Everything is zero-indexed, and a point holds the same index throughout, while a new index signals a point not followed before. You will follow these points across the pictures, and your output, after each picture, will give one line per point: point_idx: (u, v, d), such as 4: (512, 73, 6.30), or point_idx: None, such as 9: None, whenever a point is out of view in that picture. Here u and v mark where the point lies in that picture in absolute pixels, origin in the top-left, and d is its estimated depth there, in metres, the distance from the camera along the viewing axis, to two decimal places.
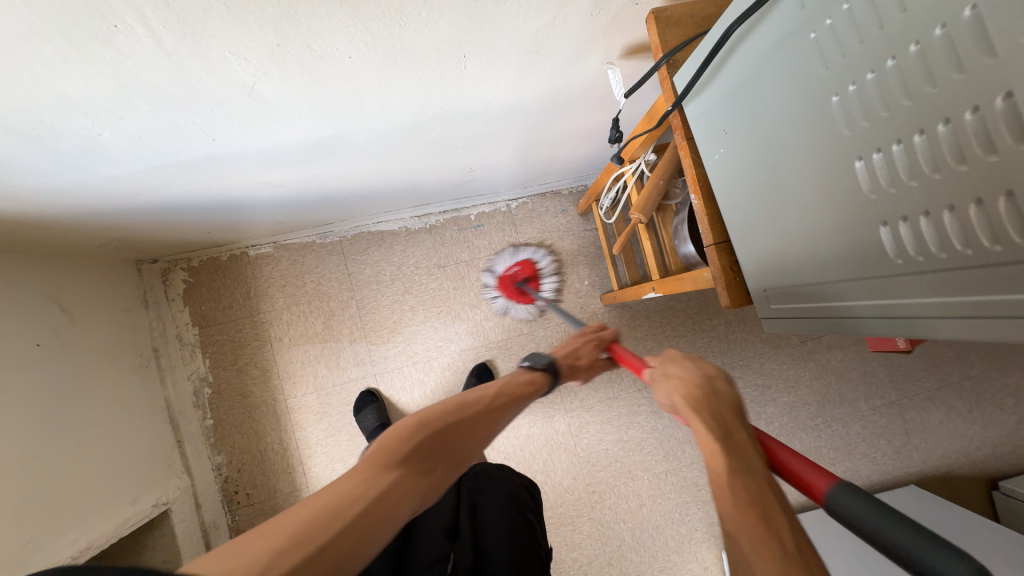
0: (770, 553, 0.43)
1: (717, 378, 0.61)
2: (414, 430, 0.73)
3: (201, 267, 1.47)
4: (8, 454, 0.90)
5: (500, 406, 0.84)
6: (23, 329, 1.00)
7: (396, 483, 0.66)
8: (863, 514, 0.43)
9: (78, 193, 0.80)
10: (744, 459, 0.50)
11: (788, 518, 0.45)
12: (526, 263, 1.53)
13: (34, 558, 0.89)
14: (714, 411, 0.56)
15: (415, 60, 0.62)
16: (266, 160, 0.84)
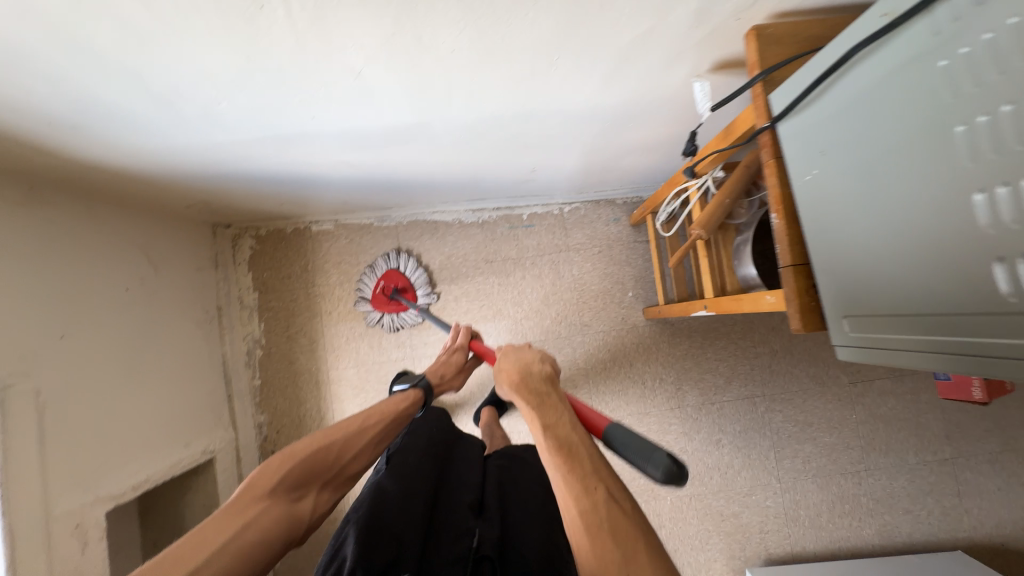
0: (573, 481, 0.61)
1: (534, 362, 0.79)
2: (280, 465, 0.79)
3: (267, 236, 1.57)
4: (88, 384, 0.99)
5: (369, 429, 0.94)
6: (114, 274, 1.10)
7: (264, 511, 0.73)
8: (626, 438, 0.70)
9: (183, 155, 0.88)
10: (555, 416, 0.69)
11: (589, 452, 0.65)
12: (390, 274, 1.51)
13: (98, 483, 0.98)
14: (535, 385, 0.74)
15: (510, 58, 0.64)
16: (350, 142, 0.89)
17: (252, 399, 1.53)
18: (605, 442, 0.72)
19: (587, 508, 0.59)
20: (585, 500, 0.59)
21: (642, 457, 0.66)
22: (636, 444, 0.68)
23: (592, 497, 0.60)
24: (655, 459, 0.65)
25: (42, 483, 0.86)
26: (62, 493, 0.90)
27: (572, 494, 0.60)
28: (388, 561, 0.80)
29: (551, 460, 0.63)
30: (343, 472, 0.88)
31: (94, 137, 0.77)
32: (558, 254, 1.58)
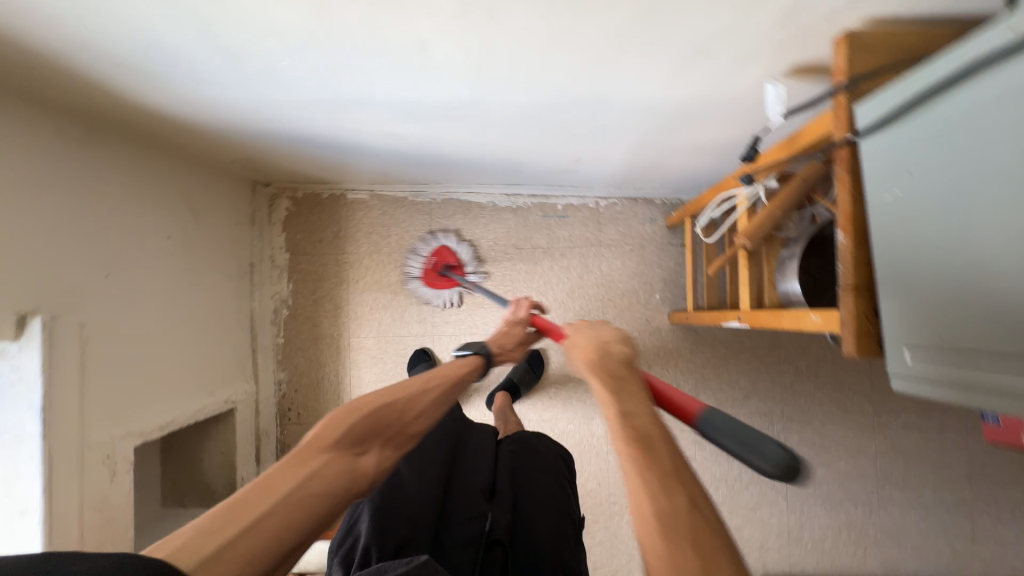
0: (651, 475, 0.55)
1: (612, 345, 0.75)
2: (344, 418, 0.74)
3: (303, 199, 1.58)
4: (127, 324, 1.03)
5: (431, 391, 0.89)
6: (158, 220, 1.13)
7: (329, 463, 0.67)
8: (725, 427, 0.62)
9: (237, 110, 0.89)
10: (634, 402, 0.64)
11: (668, 447, 0.58)
12: (442, 250, 1.53)
13: (130, 419, 1.02)
14: (612, 368, 0.70)
15: (581, 40, 0.62)
16: (402, 113, 0.88)
17: (274, 356, 1.57)
18: (699, 429, 0.66)
19: (667, 509, 0.52)
20: (664, 499, 0.53)
21: (752, 449, 0.59)
22: (746, 433, 0.60)
23: (671, 498, 0.53)
24: (771, 452, 0.58)
25: (81, 413, 0.90)
26: (98, 425, 0.94)
27: (650, 492, 0.53)
28: (399, 542, 0.86)
29: (630, 447, 0.58)
30: (407, 431, 0.82)
31: (155, 82, 0.77)
32: (589, 247, 1.56)
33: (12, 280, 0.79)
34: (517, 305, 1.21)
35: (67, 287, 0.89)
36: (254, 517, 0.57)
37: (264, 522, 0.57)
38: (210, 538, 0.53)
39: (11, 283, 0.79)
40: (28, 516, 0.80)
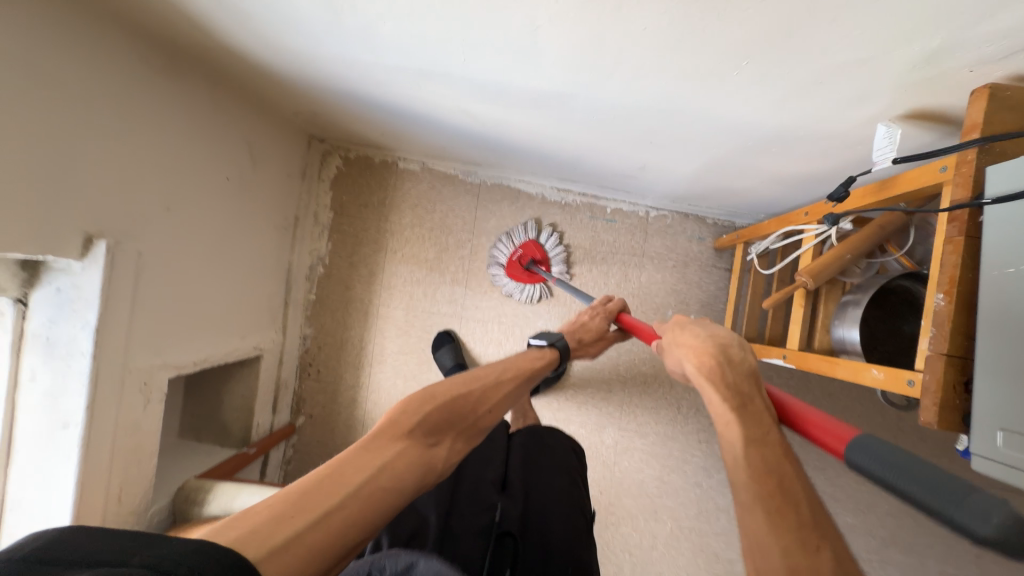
0: (787, 519, 0.54)
1: (731, 353, 0.73)
2: (422, 407, 0.81)
3: (355, 161, 1.58)
4: (179, 258, 1.04)
5: (500, 387, 0.96)
6: (222, 161, 1.14)
7: (404, 452, 0.73)
8: (895, 455, 0.52)
9: (319, 64, 0.87)
10: (760, 431, 0.63)
11: (800, 489, 0.57)
12: (531, 244, 1.50)
13: (168, 351, 1.05)
14: (735, 384, 0.68)
15: (700, 48, 0.59)
16: (484, 92, 0.86)
17: (303, 311, 1.58)
18: (861, 454, 0.56)
19: (800, 563, 0.51)
20: (800, 554, 0.51)
21: (952, 502, 0.46)
22: (941, 479, 0.48)
23: (810, 555, 0.51)
24: (987, 507, 0.44)
25: (129, 338, 0.92)
26: (141, 352, 0.97)
27: (782, 541, 0.53)
28: (410, 529, 0.91)
29: (759, 483, 0.58)
30: (476, 424, 0.89)
31: (249, 26, 0.76)
32: (632, 256, 1.53)
33: (86, 199, 0.81)
34: (610, 298, 1.24)
35: (132, 215, 0.91)
36: (325, 507, 0.58)
37: (344, 507, 0.60)
38: (278, 527, 0.54)
39: (83, 202, 0.80)
40: (71, 428, 0.83)
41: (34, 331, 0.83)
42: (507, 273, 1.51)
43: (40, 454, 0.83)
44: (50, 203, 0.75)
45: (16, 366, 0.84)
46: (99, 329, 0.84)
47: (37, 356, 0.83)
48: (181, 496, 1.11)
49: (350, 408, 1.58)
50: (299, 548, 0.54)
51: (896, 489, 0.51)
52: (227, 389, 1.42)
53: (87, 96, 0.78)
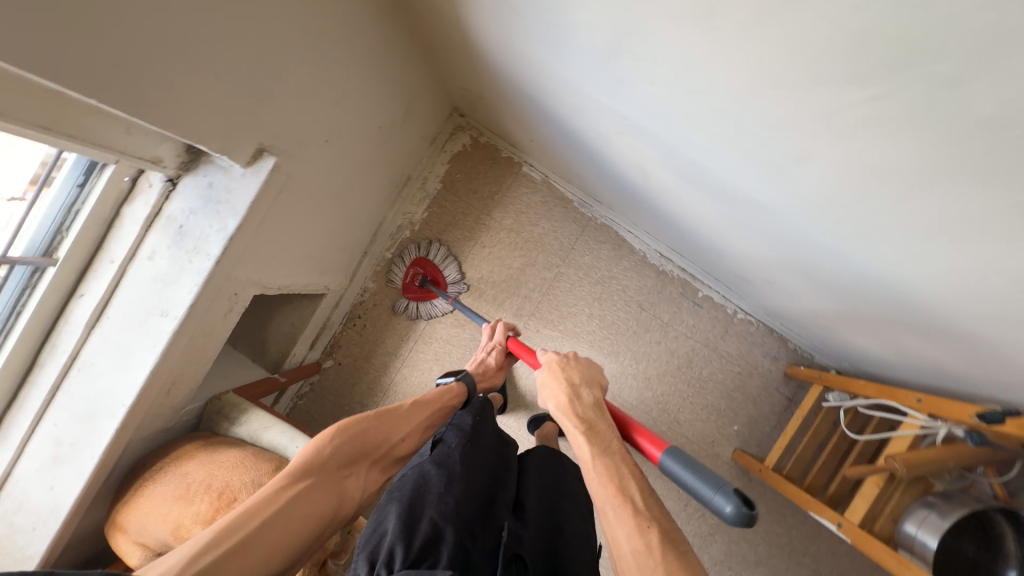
0: (625, 515, 0.58)
1: (593, 385, 0.78)
2: (329, 445, 0.82)
3: (483, 146, 1.57)
4: (316, 189, 1.03)
5: (416, 416, 0.96)
6: (383, 109, 1.12)
7: (314, 489, 0.77)
8: (681, 473, 0.64)
9: (535, 75, 0.87)
10: (606, 444, 0.68)
11: (637, 483, 0.62)
12: (417, 263, 1.53)
13: (266, 270, 1.04)
14: (585, 411, 0.73)
15: (947, 254, 0.56)
16: (683, 169, 0.85)
17: (375, 264, 1.58)
18: (669, 471, 0.66)
19: (643, 546, 0.55)
20: (639, 539, 0.56)
21: (715, 487, 0.59)
22: (709, 473, 0.62)
23: (645, 537, 0.56)
24: (733, 492, 0.57)
25: (244, 250, 0.91)
26: (245, 266, 0.95)
27: (624, 530, 0.57)
28: (426, 541, 0.74)
29: (606, 486, 0.62)
30: (388, 453, 0.90)
31: (509, 23, 0.75)
32: (703, 347, 1.51)
33: (264, 109, 0.79)
34: (494, 327, 1.23)
35: (298, 136, 0.89)
36: (238, 543, 0.66)
37: (243, 551, 0.66)
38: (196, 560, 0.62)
39: (265, 107, 0.79)
40: (167, 318, 0.82)
41: (170, 215, 0.82)
42: (407, 296, 1.55)
43: (130, 331, 0.83)
44: (231, 105, 0.73)
45: (140, 241, 0.83)
46: (232, 236, 0.82)
47: (164, 238, 0.82)
48: (216, 404, 1.10)
49: (378, 372, 1.57)
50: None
51: (682, 483, 0.64)
52: (282, 310, 1.42)
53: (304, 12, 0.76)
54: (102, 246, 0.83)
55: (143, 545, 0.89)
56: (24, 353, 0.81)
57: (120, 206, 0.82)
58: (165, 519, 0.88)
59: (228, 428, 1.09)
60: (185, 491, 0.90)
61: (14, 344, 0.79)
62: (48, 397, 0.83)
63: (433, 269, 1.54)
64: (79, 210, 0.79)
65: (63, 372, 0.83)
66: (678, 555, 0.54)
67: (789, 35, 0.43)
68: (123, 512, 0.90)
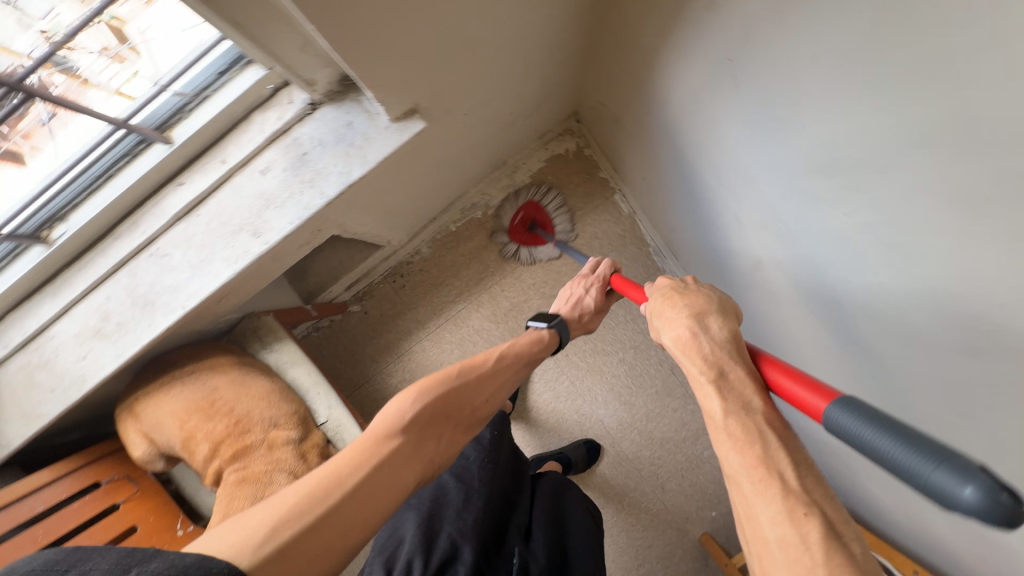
0: (769, 497, 0.41)
1: (719, 319, 0.58)
2: (414, 400, 0.63)
3: (585, 158, 1.54)
4: (432, 155, 0.99)
5: (505, 373, 0.79)
6: (520, 99, 1.07)
7: (402, 457, 0.57)
8: (864, 431, 0.41)
9: (702, 138, 0.84)
10: (742, 399, 0.49)
11: (786, 450, 0.44)
12: (531, 205, 1.48)
13: (352, 215, 0.99)
14: (711, 349, 0.54)
15: None
16: (798, 294, 0.83)
17: (436, 232, 1.55)
18: (845, 430, 0.43)
19: (797, 539, 0.39)
20: (790, 526, 0.39)
21: (939, 460, 0.36)
22: (921, 441, 0.38)
23: (800, 528, 0.39)
24: (976, 469, 0.34)
25: (350, 196, 0.87)
26: (340, 208, 0.91)
27: (766, 511, 0.41)
28: (443, 560, 0.70)
29: (742, 452, 0.45)
30: (474, 414, 0.72)
31: (714, 87, 0.72)
32: None
33: (428, 76, 0.74)
34: (598, 263, 1.05)
35: (448, 104, 0.84)
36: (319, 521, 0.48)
37: (324, 530, 0.48)
38: (271, 539, 0.45)
39: (437, 72, 0.74)
40: (257, 241, 0.79)
41: (297, 138, 0.77)
42: (511, 237, 1.50)
43: (215, 238, 0.79)
44: (401, 68, 0.68)
45: (257, 152, 0.78)
46: (351, 185, 0.79)
47: (282, 158, 0.78)
48: (252, 322, 1.09)
49: (400, 335, 1.53)
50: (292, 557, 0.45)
51: (867, 448, 0.41)
52: (341, 244, 1.45)
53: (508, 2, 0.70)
54: (216, 144, 0.78)
55: (150, 440, 0.90)
56: (106, 220, 0.78)
57: (250, 110, 0.77)
58: (181, 426, 0.88)
59: (259, 350, 1.08)
60: (207, 406, 0.89)
61: (101, 209, 0.76)
62: (110, 271, 0.80)
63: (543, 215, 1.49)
64: (207, 99, 0.75)
65: (133, 252, 0.79)
66: (849, 557, 0.37)
67: (1013, 281, 0.42)
68: (142, 401, 0.90)
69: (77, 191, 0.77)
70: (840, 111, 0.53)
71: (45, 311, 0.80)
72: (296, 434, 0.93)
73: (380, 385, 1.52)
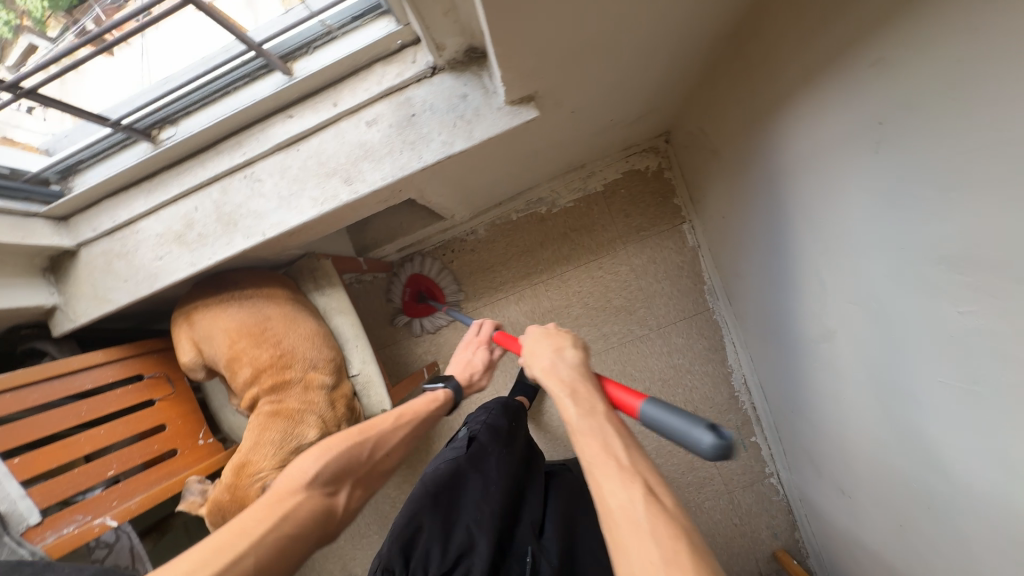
0: (608, 471, 0.48)
1: (570, 349, 0.66)
2: (314, 458, 0.66)
3: (663, 180, 1.50)
4: (526, 144, 0.97)
5: (405, 434, 0.79)
6: (623, 108, 1.05)
7: (302, 515, 0.60)
8: (658, 419, 0.53)
9: (812, 194, 0.80)
10: (590, 405, 0.57)
11: (621, 437, 0.52)
12: (413, 280, 1.51)
13: (433, 184, 0.99)
14: (567, 373, 0.61)
15: None
16: (871, 376, 0.79)
17: (496, 217, 1.54)
18: (648, 423, 0.55)
19: (628, 501, 0.46)
20: (625, 492, 0.46)
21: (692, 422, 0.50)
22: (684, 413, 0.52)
23: (629, 489, 0.46)
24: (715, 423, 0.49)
25: (441, 166, 0.87)
26: (427, 175, 0.91)
27: (610, 484, 0.47)
28: (460, 552, 0.72)
29: (590, 444, 0.51)
30: (377, 470, 0.74)
31: (848, 147, 0.68)
32: (723, 484, 1.46)
33: (555, 69, 0.72)
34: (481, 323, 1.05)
35: (561, 98, 0.82)
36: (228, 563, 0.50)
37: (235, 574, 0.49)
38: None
39: (564, 65, 0.72)
40: (347, 188, 0.80)
41: (410, 98, 0.77)
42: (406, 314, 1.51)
43: (309, 176, 0.80)
44: (534, 54, 0.66)
45: (368, 103, 0.78)
46: (450, 157, 0.79)
47: (391, 114, 0.78)
48: (311, 263, 1.10)
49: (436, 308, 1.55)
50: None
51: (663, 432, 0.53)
52: (403, 207, 1.45)
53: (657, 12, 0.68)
54: (332, 86, 0.79)
55: (198, 349, 0.93)
56: (213, 134, 0.81)
57: (373, 61, 0.77)
58: (229, 343, 0.91)
59: (312, 290, 1.10)
60: (257, 332, 0.91)
61: (211, 122, 0.79)
62: (203, 183, 0.82)
63: (426, 285, 1.52)
64: (334, 40, 0.76)
65: (230, 170, 0.82)
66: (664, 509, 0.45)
67: None
68: (199, 310, 0.93)
69: (193, 100, 0.81)
70: (987, 208, 0.50)
71: (136, 206, 0.84)
72: (330, 380, 0.96)
73: (406, 350, 1.54)
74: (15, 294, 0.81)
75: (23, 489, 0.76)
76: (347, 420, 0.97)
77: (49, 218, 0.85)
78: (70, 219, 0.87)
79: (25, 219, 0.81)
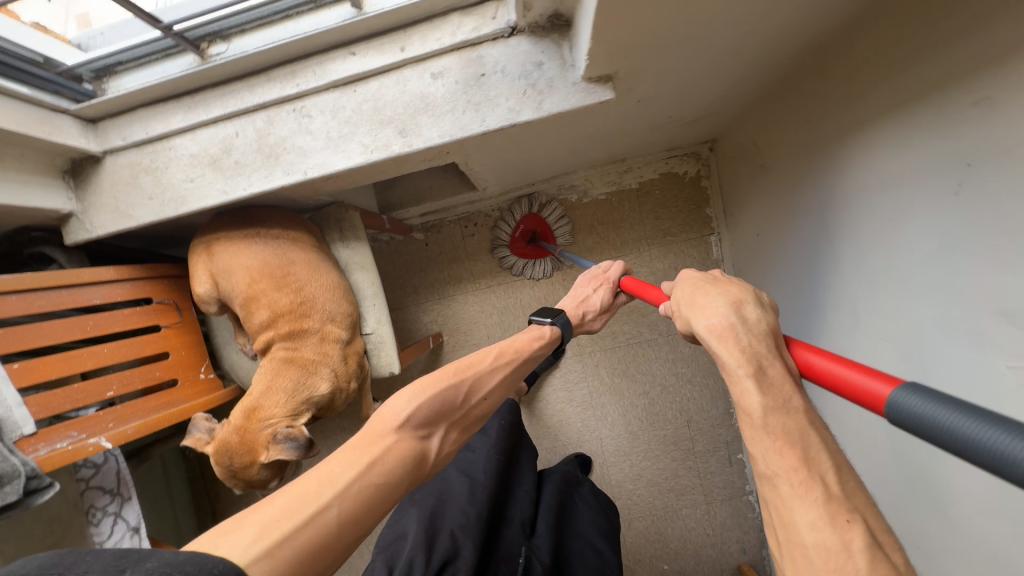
0: (818, 497, 0.39)
1: (746, 304, 0.51)
2: (408, 399, 0.58)
3: (700, 189, 1.47)
4: (583, 127, 0.94)
5: (499, 378, 0.71)
6: (684, 105, 1.02)
7: (392, 462, 0.51)
8: (923, 413, 0.36)
9: (869, 226, 0.79)
10: (784, 395, 0.44)
11: (827, 450, 0.41)
12: (532, 217, 1.45)
13: (478, 153, 0.95)
14: (749, 341, 0.47)
15: None
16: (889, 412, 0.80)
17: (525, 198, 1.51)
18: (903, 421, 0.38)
19: (838, 545, 0.37)
20: (830, 533, 0.38)
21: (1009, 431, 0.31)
22: (979, 411, 0.33)
23: (841, 534, 0.37)
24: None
25: (499, 134, 0.84)
26: (478, 141, 0.87)
27: (805, 515, 0.39)
28: (445, 559, 0.66)
29: (786, 453, 0.41)
30: (473, 414, 0.65)
31: (923, 182, 0.67)
32: (702, 497, 1.48)
33: (642, 52, 0.69)
34: (609, 264, 0.95)
35: (635, 84, 0.79)
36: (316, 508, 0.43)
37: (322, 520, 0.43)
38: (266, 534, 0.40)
39: (652, 49, 0.69)
40: (401, 140, 0.76)
41: (482, 56, 0.73)
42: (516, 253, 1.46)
43: (363, 120, 0.76)
44: (628, 33, 0.63)
45: (437, 53, 0.74)
46: (512, 126, 0.76)
47: (460, 70, 0.74)
48: (337, 212, 1.05)
49: (450, 279, 1.52)
50: (275, 564, 0.39)
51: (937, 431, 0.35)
52: (434, 172, 1.41)
53: (762, 12, 0.65)
54: (400, 29, 0.74)
55: (215, 282, 0.90)
56: (267, 58, 0.76)
57: (450, 9, 0.73)
58: (248, 284, 0.87)
59: (335, 241, 1.06)
60: (279, 275, 0.88)
61: (267, 45, 0.74)
62: (249, 109, 0.78)
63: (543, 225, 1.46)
64: None
65: (279, 100, 0.77)
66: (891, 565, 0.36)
67: None
68: (220, 242, 0.89)
69: (251, 18, 0.76)
70: None
71: (174, 122, 0.79)
72: (346, 335, 0.93)
73: (413, 317, 1.53)
74: (33, 193, 0.76)
75: (20, 397, 0.72)
76: (358, 377, 0.96)
77: (78, 118, 0.79)
78: (99, 122, 0.81)
79: (52, 115, 0.75)
